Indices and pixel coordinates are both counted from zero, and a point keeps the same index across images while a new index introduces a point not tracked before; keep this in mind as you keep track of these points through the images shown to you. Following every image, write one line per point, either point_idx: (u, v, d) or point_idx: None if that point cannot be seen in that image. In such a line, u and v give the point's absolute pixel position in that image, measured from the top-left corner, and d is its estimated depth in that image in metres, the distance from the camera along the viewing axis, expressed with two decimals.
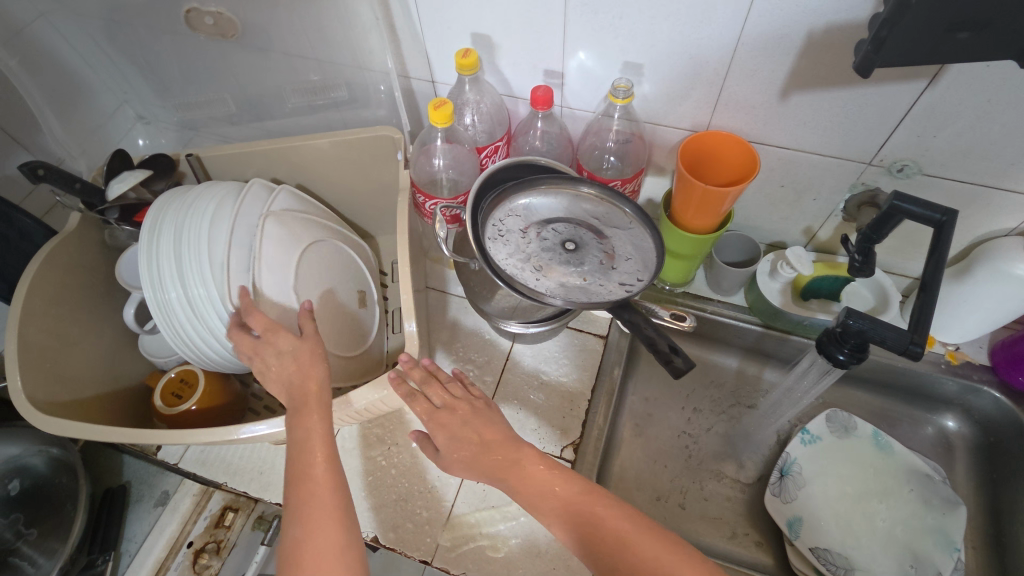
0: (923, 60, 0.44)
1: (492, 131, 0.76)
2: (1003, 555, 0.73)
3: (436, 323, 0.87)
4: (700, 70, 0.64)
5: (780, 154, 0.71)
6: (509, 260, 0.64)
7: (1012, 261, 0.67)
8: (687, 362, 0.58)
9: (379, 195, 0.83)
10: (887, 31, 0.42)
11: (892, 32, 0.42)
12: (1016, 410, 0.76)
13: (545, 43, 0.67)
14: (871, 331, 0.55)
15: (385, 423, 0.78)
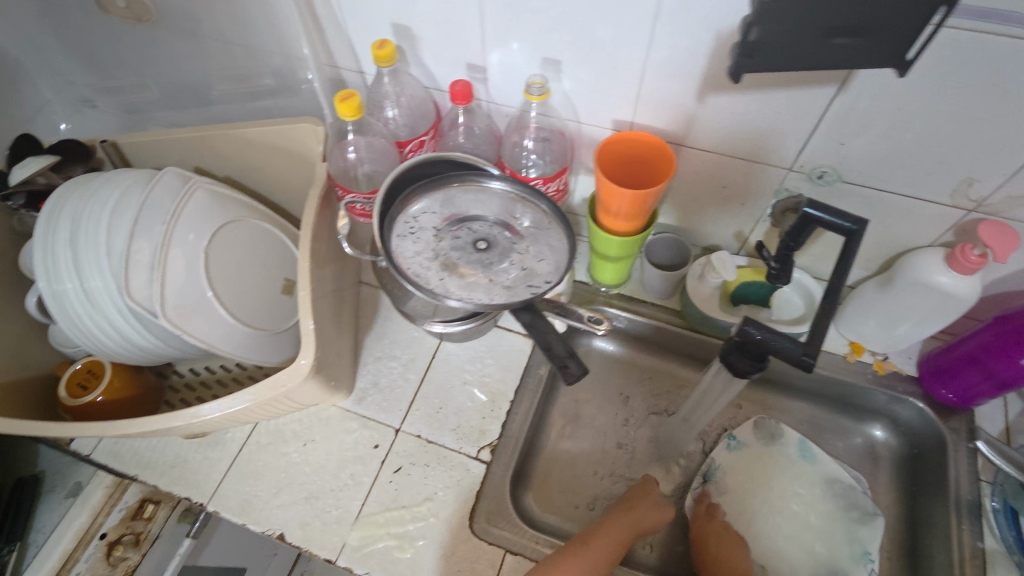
0: (806, 66, 0.42)
1: (414, 126, 0.74)
2: (916, 567, 0.73)
3: (364, 318, 0.86)
4: (617, 68, 0.62)
5: (704, 158, 0.69)
6: (416, 259, 0.63)
7: (932, 272, 0.65)
8: (582, 369, 0.57)
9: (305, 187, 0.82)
10: (761, 36, 0.41)
11: (762, 37, 0.40)
12: (937, 422, 0.76)
13: (465, 38, 0.66)
14: (768, 342, 0.54)
15: (302, 419, 0.77)
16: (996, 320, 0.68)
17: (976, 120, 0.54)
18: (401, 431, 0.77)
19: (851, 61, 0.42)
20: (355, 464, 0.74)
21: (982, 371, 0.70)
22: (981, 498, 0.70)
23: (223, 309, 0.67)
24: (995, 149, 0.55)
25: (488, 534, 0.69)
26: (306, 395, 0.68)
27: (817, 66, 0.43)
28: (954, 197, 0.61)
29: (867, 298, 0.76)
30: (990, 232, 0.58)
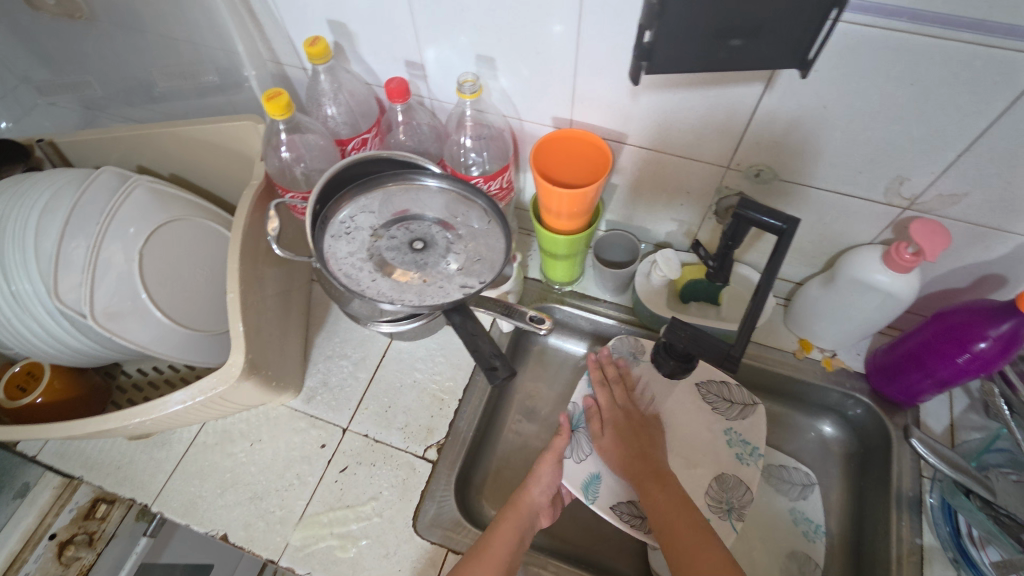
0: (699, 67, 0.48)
1: (355, 123, 0.73)
2: (859, 561, 0.73)
3: (316, 317, 0.85)
4: (550, 67, 0.62)
5: (645, 156, 0.69)
6: (348, 259, 0.63)
7: (869, 270, 0.66)
8: (509, 369, 0.57)
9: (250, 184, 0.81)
10: (655, 42, 0.47)
11: (655, 45, 0.46)
12: (883, 417, 0.76)
13: (400, 34, 0.65)
14: (690, 343, 0.55)
15: (250, 418, 0.77)
16: (935, 317, 0.68)
17: (901, 118, 0.54)
18: (348, 430, 0.77)
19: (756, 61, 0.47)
20: (301, 464, 0.74)
21: (922, 369, 0.70)
22: (922, 495, 0.70)
23: (159, 311, 0.67)
24: (924, 145, 0.55)
25: (431, 533, 0.69)
26: (244, 396, 0.68)
27: (719, 68, 0.48)
28: (888, 194, 0.62)
29: (812, 294, 0.76)
30: (921, 230, 0.59)
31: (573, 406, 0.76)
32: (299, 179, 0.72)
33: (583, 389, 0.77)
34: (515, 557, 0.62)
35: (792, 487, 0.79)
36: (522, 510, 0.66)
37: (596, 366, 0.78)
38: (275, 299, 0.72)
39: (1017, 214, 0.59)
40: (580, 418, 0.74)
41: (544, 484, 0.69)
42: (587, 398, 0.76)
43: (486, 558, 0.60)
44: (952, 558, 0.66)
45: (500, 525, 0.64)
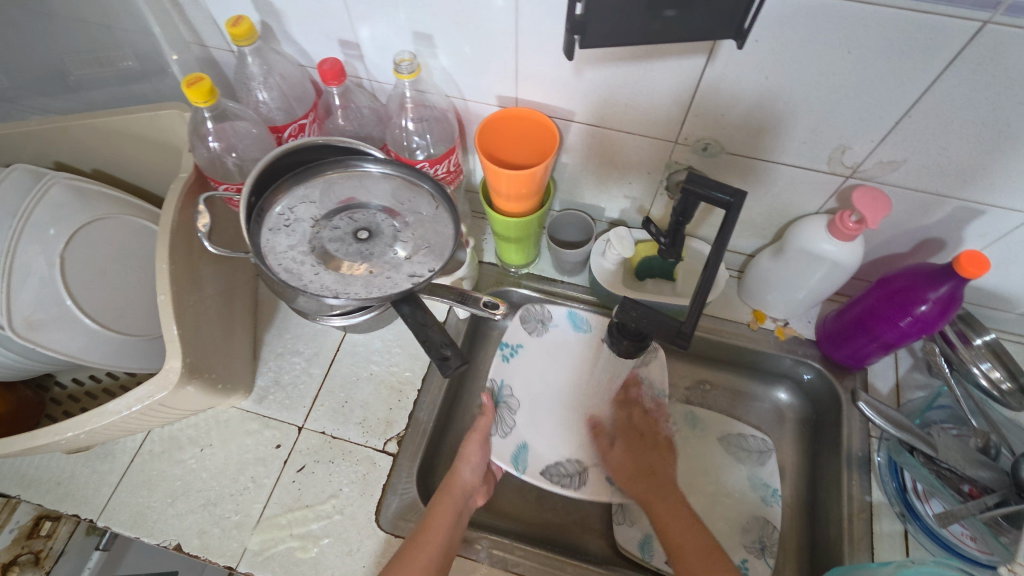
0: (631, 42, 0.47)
1: (290, 109, 0.69)
2: (814, 520, 0.75)
3: (264, 313, 0.82)
4: (491, 43, 0.60)
5: (593, 133, 0.68)
6: (288, 253, 0.60)
7: (816, 240, 0.67)
8: (460, 358, 0.56)
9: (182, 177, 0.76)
10: (588, 17, 0.45)
11: (588, 17, 0.45)
12: (834, 382, 0.78)
13: (330, 12, 0.61)
14: (642, 322, 0.54)
15: (199, 423, 0.74)
16: (878, 284, 0.70)
17: (840, 87, 0.54)
18: (304, 428, 0.74)
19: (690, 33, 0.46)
20: (256, 466, 0.72)
21: (868, 334, 0.72)
22: (871, 453, 0.74)
23: (87, 318, 0.64)
24: (863, 113, 0.56)
25: (394, 527, 0.68)
26: (188, 401, 0.65)
27: (654, 41, 0.47)
28: (831, 164, 0.63)
29: (763, 266, 0.77)
30: (863, 199, 0.60)
31: (492, 381, 0.77)
32: (233, 170, 0.68)
33: (498, 365, 0.78)
34: (453, 537, 0.62)
35: (749, 454, 0.80)
36: (455, 494, 0.66)
37: (505, 339, 0.80)
38: (215, 299, 0.68)
39: (952, 179, 0.60)
40: (500, 394, 0.77)
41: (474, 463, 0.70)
42: (504, 371, 0.78)
43: (429, 538, 0.61)
44: (899, 513, 0.69)
45: (436, 503, 0.65)
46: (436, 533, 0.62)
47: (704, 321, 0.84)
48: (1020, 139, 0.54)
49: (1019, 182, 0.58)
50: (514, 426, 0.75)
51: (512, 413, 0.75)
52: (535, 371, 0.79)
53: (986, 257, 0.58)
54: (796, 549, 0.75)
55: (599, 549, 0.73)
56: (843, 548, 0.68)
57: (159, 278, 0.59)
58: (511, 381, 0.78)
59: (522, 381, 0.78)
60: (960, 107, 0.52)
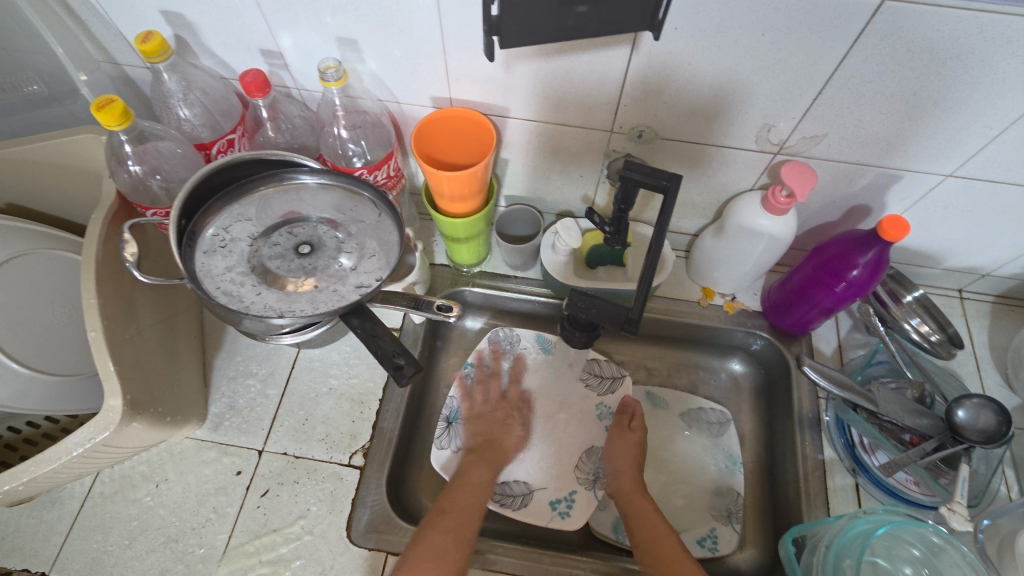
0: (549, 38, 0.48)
1: (215, 125, 0.66)
2: (773, 482, 0.79)
3: (211, 337, 0.79)
4: (417, 45, 0.59)
5: (530, 128, 0.68)
6: (226, 276, 0.58)
7: (752, 216, 0.70)
8: (414, 366, 0.56)
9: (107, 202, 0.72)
10: (503, 17, 0.46)
11: (504, 17, 0.45)
12: (781, 349, 0.82)
13: (247, 22, 0.59)
14: (591, 312, 0.56)
15: (151, 458, 0.71)
16: (813, 253, 0.73)
17: (759, 68, 0.56)
18: (265, 451, 0.72)
19: (604, 27, 0.47)
20: (217, 496, 0.69)
21: (809, 301, 0.75)
22: (820, 413, 0.78)
23: (14, 362, 0.60)
24: (784, 91, 0.58)
25: (367, 540, 0.67)
26: (135, 438, 0.63)
27: (571, 36, 0.47)
28: (759, 142, 0.65)
29: (707, 245, 0.79)
30: (791, 173, 0.62)
31: (452, 400, 0.81)
32: (159, 193, 0.65)
33: (461, 383, 0.82)
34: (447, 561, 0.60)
35: (710, 426, 0.83)
36: (496, 456, 0.75)
37: (472, 360, 0.84)
38: (154, 329, 0.65)
39: (870, 148, 0.63)
40: (460, 413, 0.80)
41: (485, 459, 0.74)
42: (465, 390, 0.82)
43: (458, 494, 0.68)
44: (849, 468, 0.74)
45: (472, 464, 0.73)
46: (467, 487, 0.69)
47: (657, 303, 0.86)
48: (925, 107, 0.57)
49: (929, 147, 0.62)
50: (468, 443, 0.78)
51: (471, 432, 0.79)
52: (497, 389, 0.82)
53: (906, 221, 0.61)
54: (758, 512, 0.78)
55: (573, 535, 0.74)
56: (801, 506, 0.72)
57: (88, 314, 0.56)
58: (473, 400, 0.81)
59: (486, 398, 0.81)
60: (870, 81, 0.55)
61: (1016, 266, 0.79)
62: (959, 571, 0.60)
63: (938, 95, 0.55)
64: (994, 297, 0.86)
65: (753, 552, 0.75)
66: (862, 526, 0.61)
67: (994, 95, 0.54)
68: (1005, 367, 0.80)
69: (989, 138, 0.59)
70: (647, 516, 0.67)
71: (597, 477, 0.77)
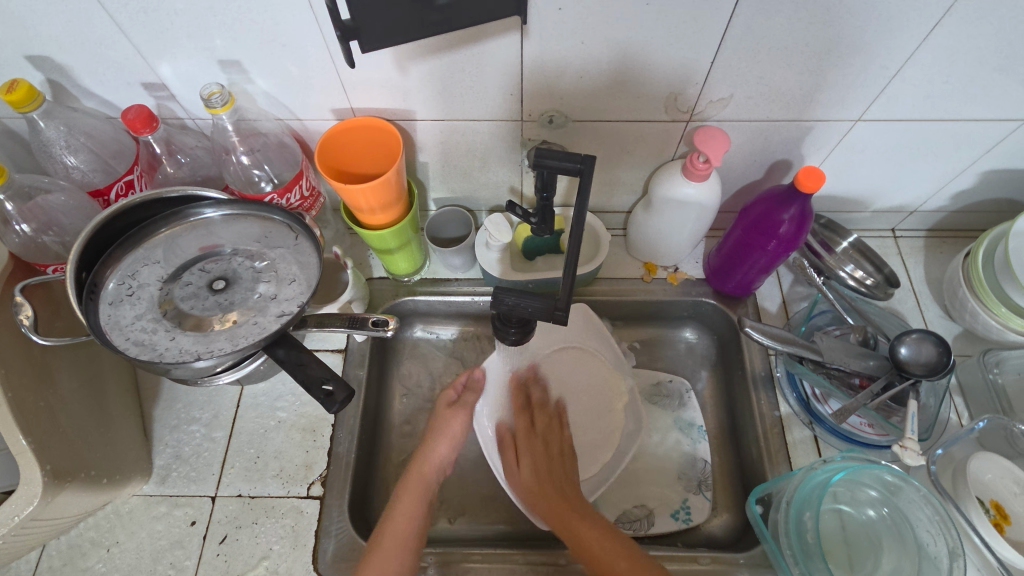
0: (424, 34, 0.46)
1: (108, 168, 0.62)
2: (738, 445, 0.79)
3: (147, 387, 0.75)
4: (303, 58, 0.57)
5: (441, 127, 0.67)
6: (136, 324, 0.55)
7: (676, 186, 0.69)
8: (345, 391, 0.54)
9: None
10: (359, 20, 0.44)
11: (360, 19, 0.43)
12: (728, 312, 0.82)
13: (118, 56, 0.56)
14: (519, 305, 0.54)
15: (98, 523, 0.68)
16: (741, 215, 0.73)
17: (651, 38, 0.55)
18: (218, 496, 0.70)
19: (474, 16, 0.46)
20: (173, 551, 0.67)
21: (745, 263, 0.75)
22: (772, 370, 0.79)
23: None
24: (682, 58, 0.57)
25: (334, 570, 0.65)
26: (70, 506, 0.59)
27: (439, 27, 0.46)
28: (669, 112, 0.65)
29: (640, 220, 0.79)
30: (703, 139, 0.62)
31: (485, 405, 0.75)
32: (57, 248, 0.61)
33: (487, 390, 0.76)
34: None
35: (671, 398, 0.83)
36: (424, 474, 0.70)
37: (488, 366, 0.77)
38: (77, 391, 0.62)
39: (775, 104, 0.63)
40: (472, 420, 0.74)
41: (450, 440, 0.72)
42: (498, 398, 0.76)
43: (384, 537, 0.63)
44: (806, 420, 0.75)
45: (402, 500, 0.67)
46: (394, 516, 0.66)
47: (603, 285, 0.85)
48: (819, 56, 0.57)
49: (832, 94, 0.62)
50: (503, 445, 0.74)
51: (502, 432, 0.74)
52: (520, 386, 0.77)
53: (820, 170, 0.62)
54: (729, 477, 0.78)
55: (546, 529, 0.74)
56: (765, 464, 0.73)
57: None
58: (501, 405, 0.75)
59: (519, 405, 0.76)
60: (762, 37, 0.55)
61: (939, 199, 0.81)
62: (917, 507, 0.61)
63: (828, 43, 0.56)
64: (926, 231, 0.88)
65: (727, 517, 0.76)
66: (819, 476, 0.62)
67: (881, 35, 0.54)
68: (942, 297, 0.82)
69: (888, 77, 0.60)
70: (592, 542, 0.62)
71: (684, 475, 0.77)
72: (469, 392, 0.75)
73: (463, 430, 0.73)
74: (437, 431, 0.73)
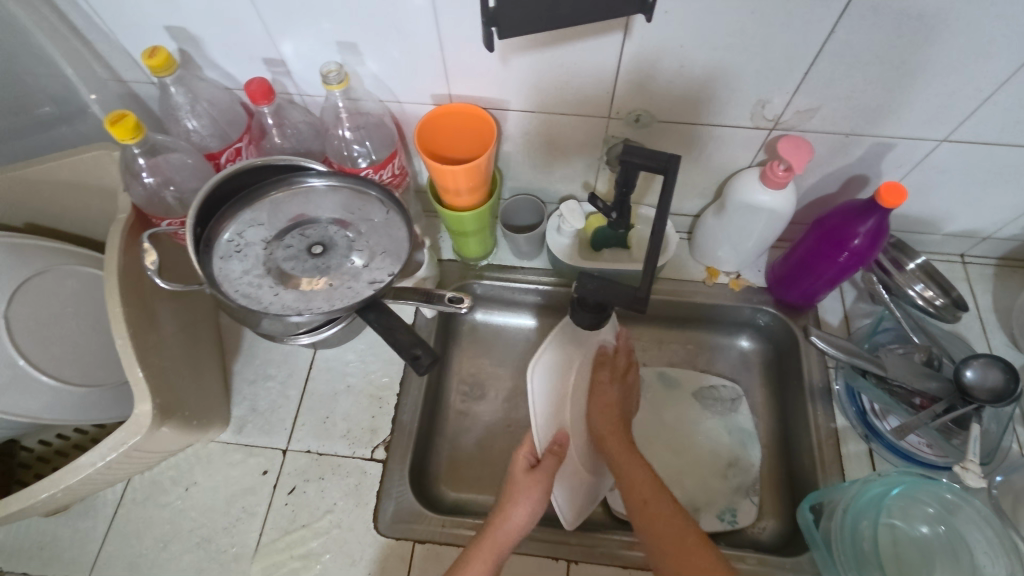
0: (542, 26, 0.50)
1: (223, 134, 0.68)
2: (789, 454, 0.80)
3: (229, 343, 0.81)
4: (415, 47, 0.61)
5: (529, 119, 0.70)
6: (244, 278, 0.59)
7: (753, 193, 0.71)
8: (432, 356, 0.57)
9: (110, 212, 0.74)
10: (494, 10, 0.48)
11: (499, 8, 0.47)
12: (788, 322, 0.83)
13: (249, 32, 0.61)
14: (601, 293, 0.57)
15: (179, 463, 0.73)
16: (814, 224, 0.74)
17: (749, 45, 0.57)
18: (289, 450, 0.74)
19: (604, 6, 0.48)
20: (245, 496, 0.71)
21: (812, 273, 0.76)
22: (830, 383, 0.79)
23: (45, 376, 0.62)
24: (776, 68, 0.59)
25: (394, 531, 0.69)
26: (163, 443, 0.64)
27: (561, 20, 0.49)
28: (754, 119, 0.66)
29: (710, 222, 0.80)
30: (788, 147, 0.64)
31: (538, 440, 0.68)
32: (174, 204, 0.67)
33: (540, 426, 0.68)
34: None
35: (723, 403, 0.85)
36: (502, 541, 0.59)
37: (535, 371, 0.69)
38: (177, 336, 0.68)
39: (861, 119, 0.64)
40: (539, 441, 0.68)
41: (530, 509, 0.61)
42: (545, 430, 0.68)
43: None
44: (862, 434, 0.75)
45: (471, 563, 0.58)
46: None
47: (663, 285, 0.87)
48: (914, 74, 0.58)
49: (919, 113, 0.63)
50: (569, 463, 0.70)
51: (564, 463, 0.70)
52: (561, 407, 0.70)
53: (902, 187, 0.62)
54: (776, 484, 0.79)
55: (593, 516, 0.76)
56: (817, 474, 0.73)
57: (116, 322, 0.59)
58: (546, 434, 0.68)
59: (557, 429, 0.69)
60: (859, 52, 0.56)
61: (1015, 227, 0.80)
62: (976, 528, 0.61)
63: (926, 62, 0.57)
64: (997, 259, 0.87)
65: (773, 523, 0.77)
66: (876, 488, 0.63)
67: (978, 58, 0.55)
68: (1010, 327, 0.81)
69: (980, 100, 0.60)
70: (643, 484, 0.62)
71: (749, 485, 0.78)
72: (551, 456, 0.65)
73: (543, 495, 0.63)
74: (513, 492, 0.63)
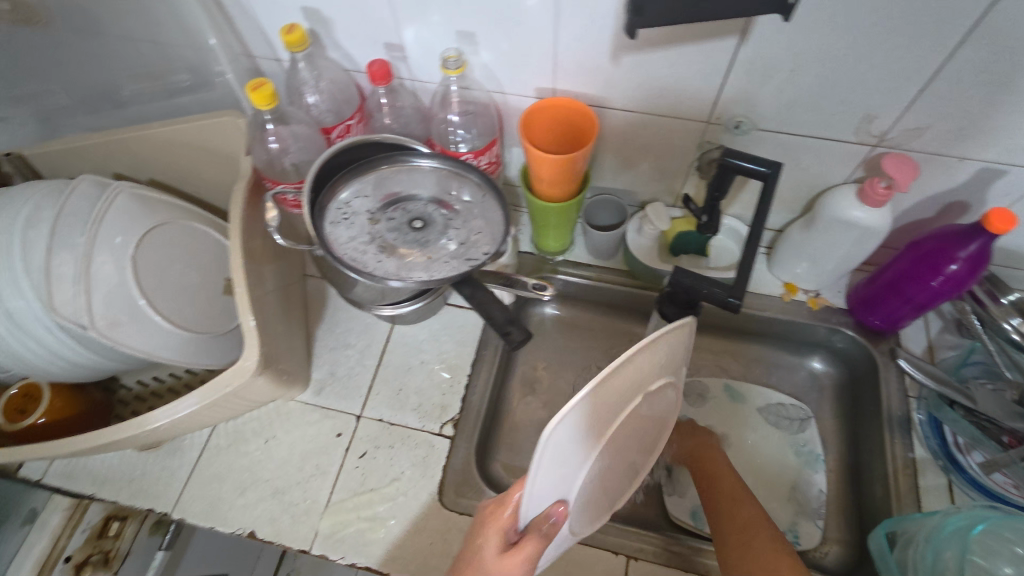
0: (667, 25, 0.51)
1: (338, 110, 0.73)
2: (858, 482, 0.78)
3: (314, 310, 0.85)
4: (531, 41, 0.64)
5: (628, 118, 0.72)
6: (351, 244, 0.63)
7: (848, 209, 0.70)
8: (523, 334, 0.64)
9: (222, 175, 0.80)
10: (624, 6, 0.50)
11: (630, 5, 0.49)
12: (868, 347, 0.81)
13: (377, 16, 0.65)
14: (696, 288, 0.57)
15: (261, 416, 0.77)
16: (910, 246, 0.72)
17: (867, 58, 0.57)
18: (363, 417, 0.77)
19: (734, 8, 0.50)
20: (320, 455, 0.74)
21: (901, 296, 0.74)
22: (910, 412, 0.76)
23: (160, 317, 0.67)
24: (890, 83, 0.59)
25: (458, 505, 0.71)
26: (255, 393, 0.68)
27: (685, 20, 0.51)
28: (859, 133, 0.66)
29: (796, 237, 0.79)
30: (893, 163, 0.63)
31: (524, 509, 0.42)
32: (288, 171, 0.72)
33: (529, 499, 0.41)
34: None
35: (791, 422, 0.83)
36: None
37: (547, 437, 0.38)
38: (276, 295, 0.72)
39: (974, 142, 0.63)
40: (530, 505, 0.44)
41: None
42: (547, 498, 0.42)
43: None
44: (942, 466, 0.72)
45: None
46: None
47: None
48: None
49: None
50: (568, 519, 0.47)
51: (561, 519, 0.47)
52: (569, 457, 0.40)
53: (1012, 214, 0.60)
54: (842, 510, 0.77)
55: (651, 519, 0.76)
56: (891, 503, 0.71)
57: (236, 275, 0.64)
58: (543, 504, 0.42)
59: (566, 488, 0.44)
60: (983, 72, 0.56)
61: None
62: None
63: None
64: None
65: (837, 550, 0.75)
66: (956, 522, 0.61)
67: None
68: None
69: None
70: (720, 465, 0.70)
71: (815, 508, 0.76)
72: (534, 538, 0.44)
73: None
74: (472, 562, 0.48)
